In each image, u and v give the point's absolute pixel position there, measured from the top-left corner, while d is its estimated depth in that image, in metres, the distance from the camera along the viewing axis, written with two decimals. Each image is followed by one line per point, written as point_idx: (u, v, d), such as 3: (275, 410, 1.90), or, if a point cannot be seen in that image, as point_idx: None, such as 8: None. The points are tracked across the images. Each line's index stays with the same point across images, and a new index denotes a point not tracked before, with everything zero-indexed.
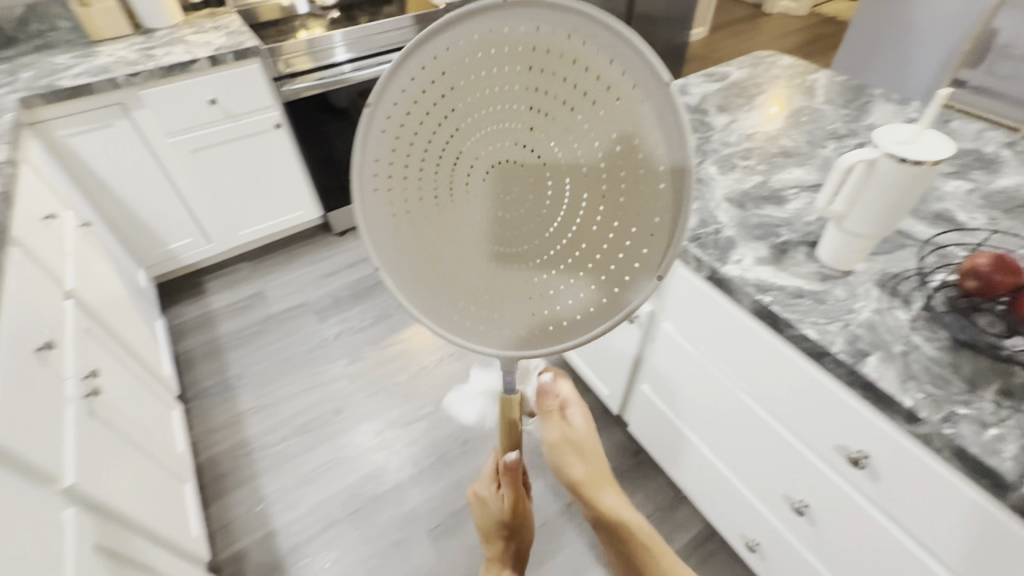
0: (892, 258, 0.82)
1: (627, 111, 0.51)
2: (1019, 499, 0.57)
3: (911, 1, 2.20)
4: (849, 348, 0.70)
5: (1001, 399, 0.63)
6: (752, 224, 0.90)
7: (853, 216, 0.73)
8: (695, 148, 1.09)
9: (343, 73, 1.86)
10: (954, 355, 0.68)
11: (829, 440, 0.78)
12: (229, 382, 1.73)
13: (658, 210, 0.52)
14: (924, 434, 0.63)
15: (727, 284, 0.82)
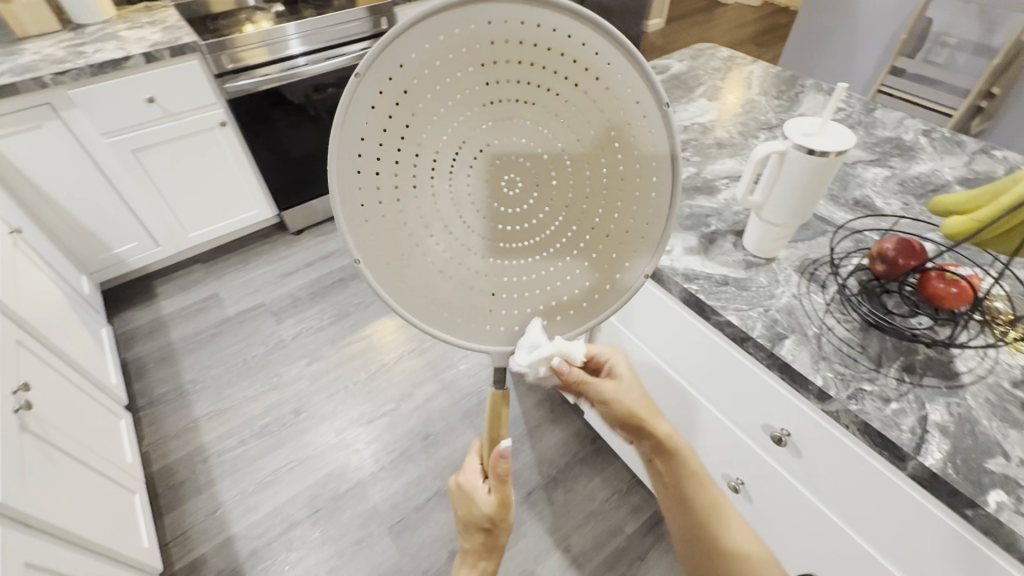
0: (813, 244, 0.86)
1: (612, 98, 0.50)
2: (915, 469, 0.61)
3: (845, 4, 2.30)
4: (768, 333, 0.74)
5: (903, 374, 0.67)
6: (684, 215, 0.93)
7: (770, 205, 0.77)
8: None
9: (297, 66, 1.82)
10: (864, 336, 0.72)
11: (756, 420, 0.82)
12: (184, 388, 1.69)
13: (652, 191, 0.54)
14: (834, 411, 0.66)
15: (658, 274, 0.84)
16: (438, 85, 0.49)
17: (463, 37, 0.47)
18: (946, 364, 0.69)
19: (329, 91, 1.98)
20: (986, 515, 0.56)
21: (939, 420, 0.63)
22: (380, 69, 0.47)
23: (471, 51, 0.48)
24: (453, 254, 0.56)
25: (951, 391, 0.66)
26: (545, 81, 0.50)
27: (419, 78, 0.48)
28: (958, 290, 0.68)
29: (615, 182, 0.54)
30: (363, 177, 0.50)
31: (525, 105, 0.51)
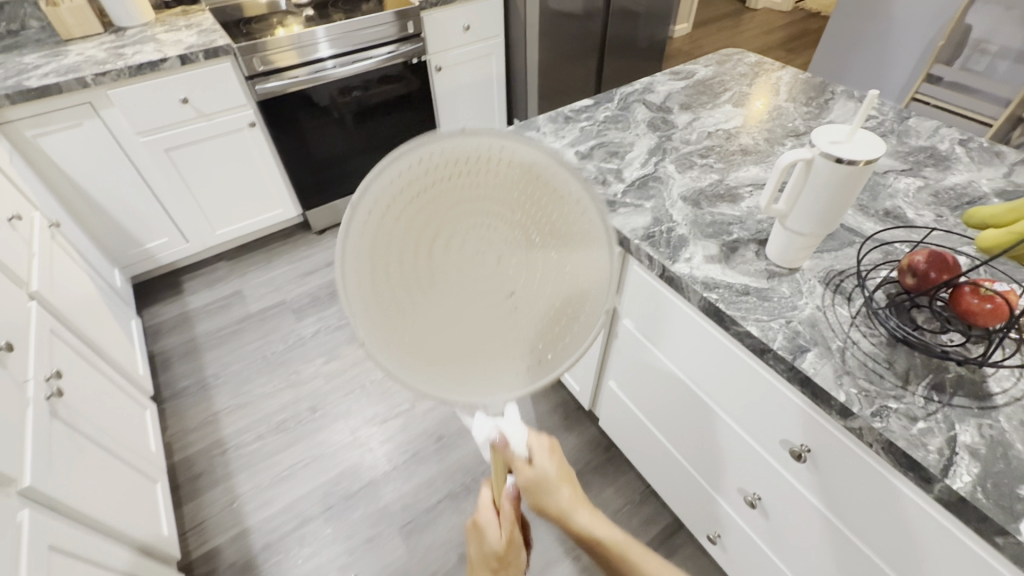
0: (838, 254, 0.83)
1: (504, 151, 0.48)
2: (942, 492, 0.58)
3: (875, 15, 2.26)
4: (789, 345, 0.72)
5: (931, 393, 0.65)
6: (705, 223, 0.91)
7: (794, 214, 0.75)
8: (654, 147, 1.11)
9: (325, 69, 1.86)
10: (890, 351, 0.70)
11: (774, 433, 0.79)
12: (207, 381, 1.74)
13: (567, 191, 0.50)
14: (856, 428, 0.65)
15: (677, 281, 0.83)
16: (395, 231, 0.47)
17: (390, 190, 0.46)
18: (979, 383, 0.66)
19: (354, 94, 2.01)
20: (1018, 543, 0.53)
21: (969, 441, 0.60)
22: (349, 253, 0.45)
23: (402, 192, 0.46)
24: (486, 355, 0.53)
25: (983, 411, 0.63)
26: (457, 181, 0.48)
27: (381, 238, 0.47)
28: (993, 306, 0.65)
29: (544, 209, 0.50)
30: (387, 337, 0.47)
31: (461, 203, 0.49)
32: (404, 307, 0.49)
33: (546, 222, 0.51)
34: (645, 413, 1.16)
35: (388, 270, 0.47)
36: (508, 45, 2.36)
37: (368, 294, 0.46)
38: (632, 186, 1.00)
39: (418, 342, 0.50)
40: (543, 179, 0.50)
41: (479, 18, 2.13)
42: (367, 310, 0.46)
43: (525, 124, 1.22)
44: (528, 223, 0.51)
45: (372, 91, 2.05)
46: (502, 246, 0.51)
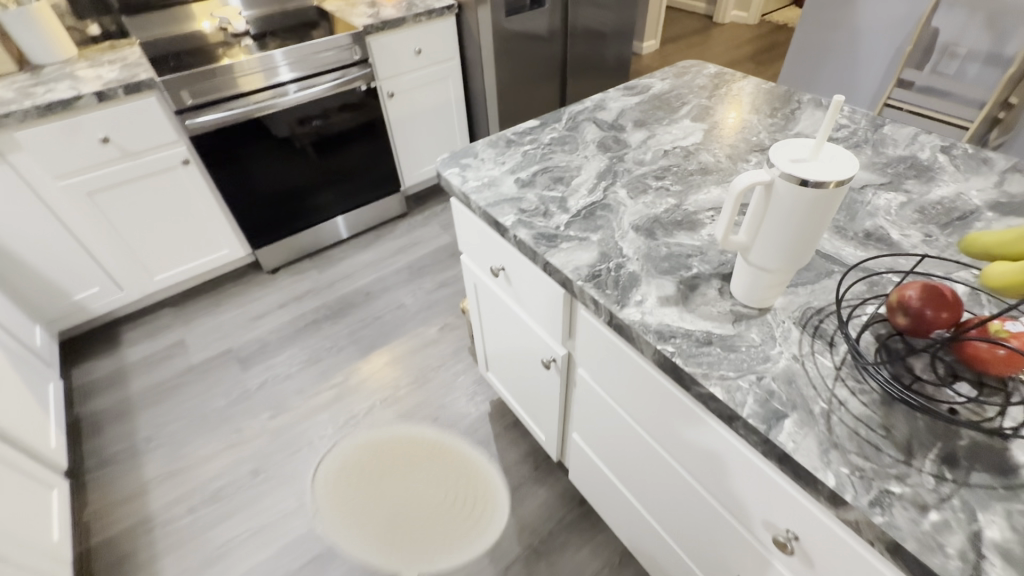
0: (816, 288, 0.70)
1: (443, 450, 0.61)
2: None
3: (841, 25, 2.21)
4: (761, 410, 0.58)
5: (942, 469, 0.51)
6: (659, 256, 0.78)
7: (757, 247, 0.62)
8: (604, 170, 0.98)
9: (286, 93, 1.76)
10: (886, 413, 0.56)
11: (754, 513, 0.65)
12: (137, 447, 1.56)
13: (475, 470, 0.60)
14: (853, 522, 0.50)
15: (627, 331, 0.70)
16: (371, 476, 0.58)
17: (376, 447, 0.61)
18: (1000, 454, 0.52)
19: (314, 123, 1.91)
20: None
21: (998, 538, 0.46)
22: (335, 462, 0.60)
23: (378, 443, 0.61)
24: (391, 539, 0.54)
25: (1010, 492, 0.49)
26: (415, 459, 0.59)
27: (358, 465, 0.59)
28: (1006, 354, 0.53)
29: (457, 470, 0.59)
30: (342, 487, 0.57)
31: (420, 466, 0.59)
32: (365, 494, 0.57)
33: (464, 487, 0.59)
34: (614, 472, 1.01)
35: (370, 476, 0.58)
36: (466, 67, 2.26)
37: (350, 474, 0.59)
38: (577, 217, 0.87)
39: (375, 508, 0.56)
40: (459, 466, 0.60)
41: (432, 40, 2.04)
42: (349, 475, 0.59)
43: (463, 150, 1.09)
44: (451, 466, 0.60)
45: (332, 120, 1.94)
46: (439, 490, 0.58)
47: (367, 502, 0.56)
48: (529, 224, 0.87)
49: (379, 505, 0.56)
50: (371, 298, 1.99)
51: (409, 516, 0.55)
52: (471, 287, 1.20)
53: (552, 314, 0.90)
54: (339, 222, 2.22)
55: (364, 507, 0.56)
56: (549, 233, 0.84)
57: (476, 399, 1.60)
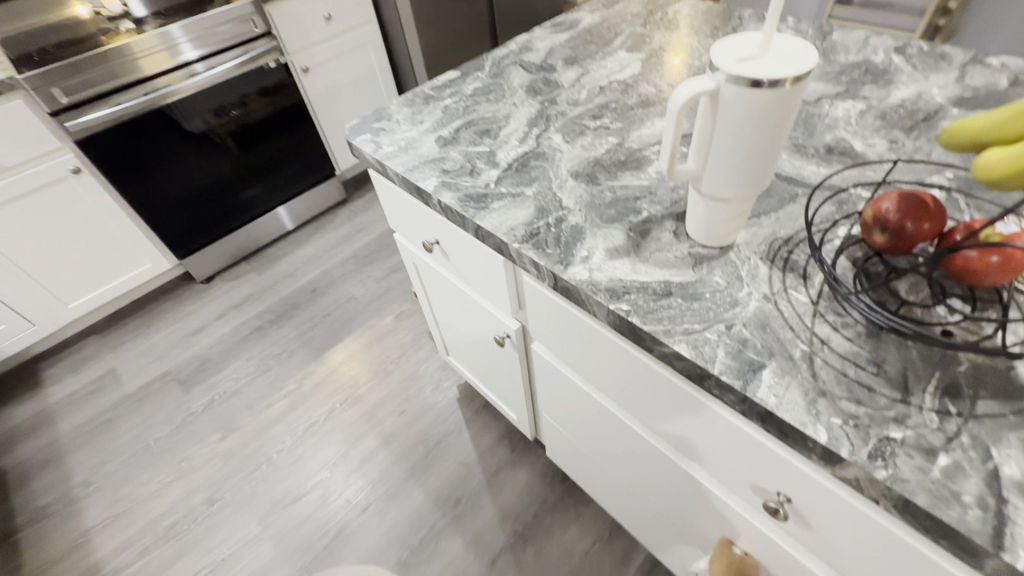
0: (780, 216, 0.62)
1: None
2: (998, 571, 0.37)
3: None
4: (735, 364, 0.49)
5: (944, 403, 0.44)
6: (604, 202, 0.68)
7: (709, 175, 0.53)
8: (535, 116, 0.86)
9: (196, 74, 1.59)
10: (874, 346, 0.48)
11: (740, 480, 0.57)
12: (73, 494, 1.41)
13: None
14: (852, 479, 0.43)
15: (575, 294, 0.60)
16: None
17: None
18: (1005, 375, 0.45)
19: (232, 113, 1.73)
20: None
21: (1018, 476, 0.39)
22: None
23: None
24: None
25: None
26: None
27: None
28: (1000, 260, 0.45)
29: None
30: None
31: None
32: None
33: None
34: (590, 448, 0.93)
35: None
36: (385, 32, 2.07)
37: None
38: (509, 171, 0.76)
39: None
40: None
41: (342, 4, 1.84)
42: None
43: (375, 113, 0.95)
44: None
45: (250, 107, 1.76)
46: None
47: None
48: (454, 186, 0.75)
49: None
50: (318, 295, 1.84)
51: None
52: (412, 268, 1.08)
53: (497, 286, 0.79)
54: (282, 211, 2.04)
55: None
56: (478, 194, 0.73)
57: (443, 386, 1.50)
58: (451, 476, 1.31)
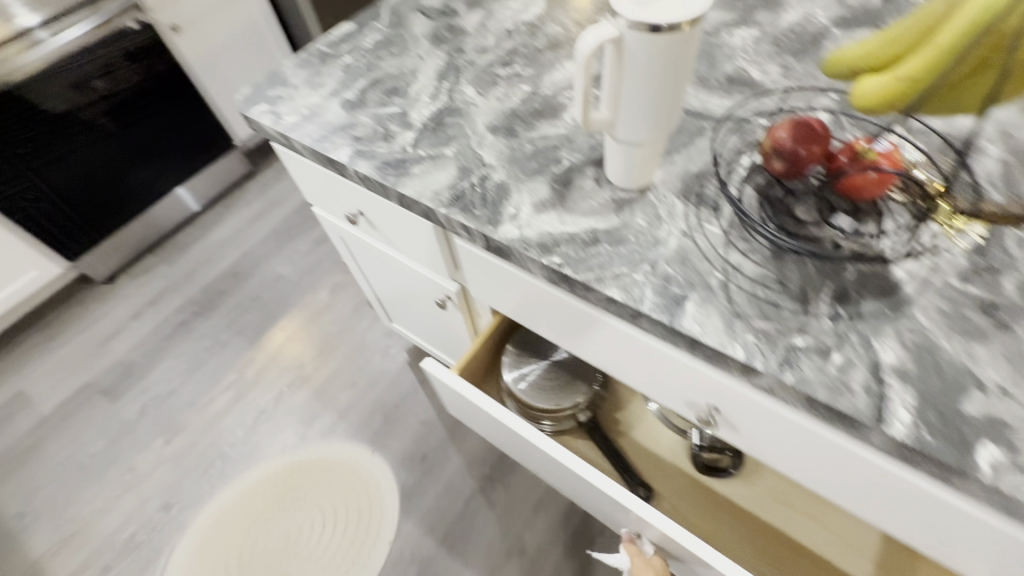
0: (691, 151, 0.64)
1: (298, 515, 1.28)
2: (882, 441, 0.45)
3: None
4: (661, 300, 0.53)
5: (837, 309, 0.50)
6: (525, 155, 0.68)
7: (622, 121, 0.54)
8: (443, 68, 0.82)
9: (43, 41, 1.38)
10: (778, 266, 0.54)
11: (674, 400, 0.63)
12: (8, 528, 1.31)
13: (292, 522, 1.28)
14: (765, 386, 0.49)
15: (508, 253, 0.61)
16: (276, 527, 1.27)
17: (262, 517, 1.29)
18: (882, 276, 0.52)
19: (97, 86, 1.51)
20: (982, 484, 0.41)
21: (895, 361, 0.47)
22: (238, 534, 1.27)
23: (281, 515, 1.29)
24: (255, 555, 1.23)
25: (898, 312, 0.49)
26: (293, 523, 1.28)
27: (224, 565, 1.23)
28: (879, 176, 0.51)
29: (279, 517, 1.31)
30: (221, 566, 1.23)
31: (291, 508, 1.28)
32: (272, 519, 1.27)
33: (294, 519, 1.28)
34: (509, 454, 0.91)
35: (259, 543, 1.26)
36: None
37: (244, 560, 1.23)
38: (425, 131, 0.74)
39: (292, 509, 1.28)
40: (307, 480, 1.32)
41: None
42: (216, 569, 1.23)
43: (268, 78, 0.87)
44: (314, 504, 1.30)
45: (118, 77, 1.55)
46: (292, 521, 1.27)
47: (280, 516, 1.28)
48: (369, 153, 0.72)
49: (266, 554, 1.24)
50: (242, 279, 1.73)
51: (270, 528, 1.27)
52: (339, 241, 1.04)
53: (429, 251, 0.78)
54: (182, 192, 1.85)
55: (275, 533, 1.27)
56: (395, 159, 0.71)
57: (392, 352, 1.49)
58: (413, 436, 1.34)
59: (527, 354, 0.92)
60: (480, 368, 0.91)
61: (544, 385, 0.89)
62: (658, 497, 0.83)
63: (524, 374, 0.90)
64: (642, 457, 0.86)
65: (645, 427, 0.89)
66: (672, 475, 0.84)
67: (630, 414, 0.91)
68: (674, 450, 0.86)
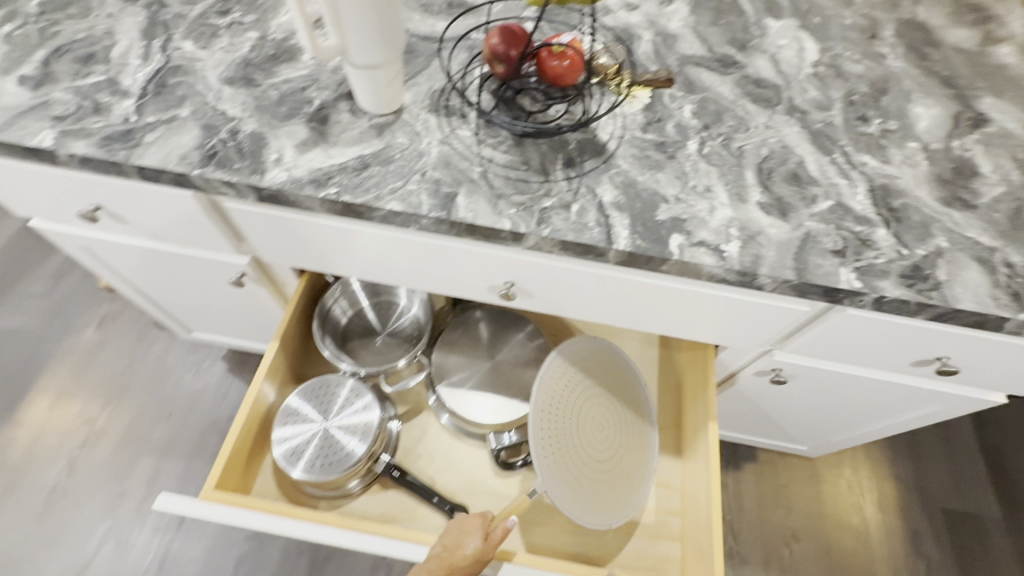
0: (430, 72, 0.71)
1: (601, 417, 0.82)
2: (616, 256, 0.60)
3: None
4: (436, 202, 0.60)
5: (568, 172, 0.63)
6: (272, 102, 0.67)
7: (352, 46, 0.57)
8: (146, 25, 0.73)
9: None
10: (521, 151, 0.65)
11: (479, 289, 0.72)
12: None
13: (586, 440, 0.79)
14: (532, 245, 0.60)
15: (283, 198, 0.61)
16: (577, 405, 0.80)
17: (580, 416, 0.80)
18: (593, 141, 0.66)
19: None
20: (676, 262, 0.59)
21: (612, 199, 0.61)
22: (560, 383, 0.78)
23: (581, 411, 0.80)
24: (567, 443, 0.76)
25: (608, 164, 0.64)
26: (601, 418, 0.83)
27: (573, 438, 0.78)
28: (570, 62, 0.64)
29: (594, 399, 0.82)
30: (548, 424, 0.74)
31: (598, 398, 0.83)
32: (576, 383, 0.81)
33: (598, 429, 0.81)
34: (303, 497, 0.87)
35: (569, 420, 0.78)
36: None
37: (570, 409, 0.79)
38: (146, 96, 0.66)
39: (595, 400, 0.83)
40: (613, 383, 0.86)
41: None
42: (542, 410, 0.74)
43: None
44: (610, 401, 0.84)
45: None
46: (586, 415, 0.81)
47: (595, 400, 0.83)
48: (81, 131, 0.63)
49: (574, 444, 0.77)
50: None
51: (589, 423, 0.81)
52: (85, 254, 0.89)
53: (200, 228, 0.73)
54: None
55: (570, 421, 0.78)
56: (120, 132, 0.63)
57: (205, 367, 1.33)
58: None
59: (299, 423, 0.86)
60: (240, 464, 0.80)
61: (323, 454, 0.84)
62: (469, 509, 0.89)
63: (300, 451, 0.84)
64: (451, 475, 0.91)
65: (443, 451, 0.93)
66: (474, 480, 0.91)
67: (427, 446, 0.93)
68: (475, 461, 0.92)
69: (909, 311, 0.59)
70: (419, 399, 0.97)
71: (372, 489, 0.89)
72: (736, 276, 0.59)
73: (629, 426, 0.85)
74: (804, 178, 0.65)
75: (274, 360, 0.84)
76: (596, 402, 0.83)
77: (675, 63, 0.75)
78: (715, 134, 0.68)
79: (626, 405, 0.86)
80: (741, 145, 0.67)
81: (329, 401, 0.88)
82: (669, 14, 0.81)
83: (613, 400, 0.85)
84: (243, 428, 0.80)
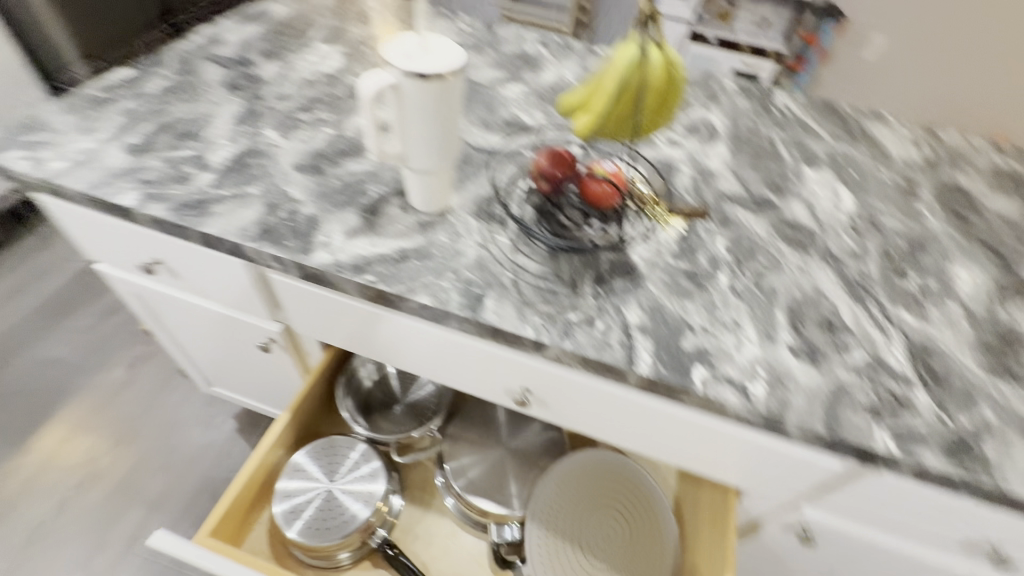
0: (479, 181, 0.76)
1: (611, 528, 0.84)
2: (637, 380, 0.58)
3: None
4: (465, 300, 0.62)
5: (597, 288, 0.64)
6: (333, 190, 0.73)
7: (412, 152, 0.63)
8: (242, 113, 0.83)
9: None
10: (554, 263, 0.67)
11: (495, 390, 0.71)
12: None
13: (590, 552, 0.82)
14: (553, 356, 0.60)
15: (323, 278, 0.65)
16: (574, 516, 0.85)
17: (581, 528, 0.84)
18: (625, 262, 0.68)
19: None
20: (698, 395, 0.57)
21: (637, 321, 0.62)
22: (553, 495, 0.86)
23: (581, 522, 0.85)
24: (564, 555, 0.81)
25: (637, 286, 0.65)
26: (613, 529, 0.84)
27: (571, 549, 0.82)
28: (610, 186, 0.67)
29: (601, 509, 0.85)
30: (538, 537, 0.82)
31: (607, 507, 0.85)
32: (575, 495, 0.86)
33: (607, 541, 0.83)
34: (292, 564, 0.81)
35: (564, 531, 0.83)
36: None
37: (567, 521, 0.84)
38: (224, 173, 0.74)
39: (604, 511, 0.85)
40: (630, 491, 0.86)
41: None
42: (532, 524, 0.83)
43: (27, 127, 0.79)
44: (623, 510, 0.85)
45: None
46: (591, 527, 0.84)
47: (603, 511, 0.85)
48: (161, 196, 0.70)
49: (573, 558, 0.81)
50: None
51: (593, 535, 0.84)
52: (135, 300, 0.94)
53: (243, 293, 0.77)
54: None
55: (567, 532, 0.83)
56: (194, 201, 0.70)
57: (216, 422, 1.33)
58: None
59: (303, 479, 0.83)
60: (237, 515, 0.76)
61: (320, 519, 0.80)
62: None
63: (298, 511, 0.80)
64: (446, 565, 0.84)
65: (440, 537, 0.87)
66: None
67: (426, 528, 0.88)
68: (472, 553, 0.86)
69: (952, 487, 0.54)
70: (424, 475, 0.93)
71: (362, 565, 0.83)
72: (762, 419, 0.56)
73: (649, 536, 0.82)
74: (837, 326, 0.63)
75: (284, 428, 0.81)
76: (608, 511, 0.85)
77: (711, 199, 0.79)
78: (747, 271, 0.69)
79: (646, 513, 0.83)
80: (772, 285, 0.67)
81: (337, 462, 0.86)
82: (710, 153, 0.86)
83: (626, 510, 0.85)
84: (247, 477, 0.77)
